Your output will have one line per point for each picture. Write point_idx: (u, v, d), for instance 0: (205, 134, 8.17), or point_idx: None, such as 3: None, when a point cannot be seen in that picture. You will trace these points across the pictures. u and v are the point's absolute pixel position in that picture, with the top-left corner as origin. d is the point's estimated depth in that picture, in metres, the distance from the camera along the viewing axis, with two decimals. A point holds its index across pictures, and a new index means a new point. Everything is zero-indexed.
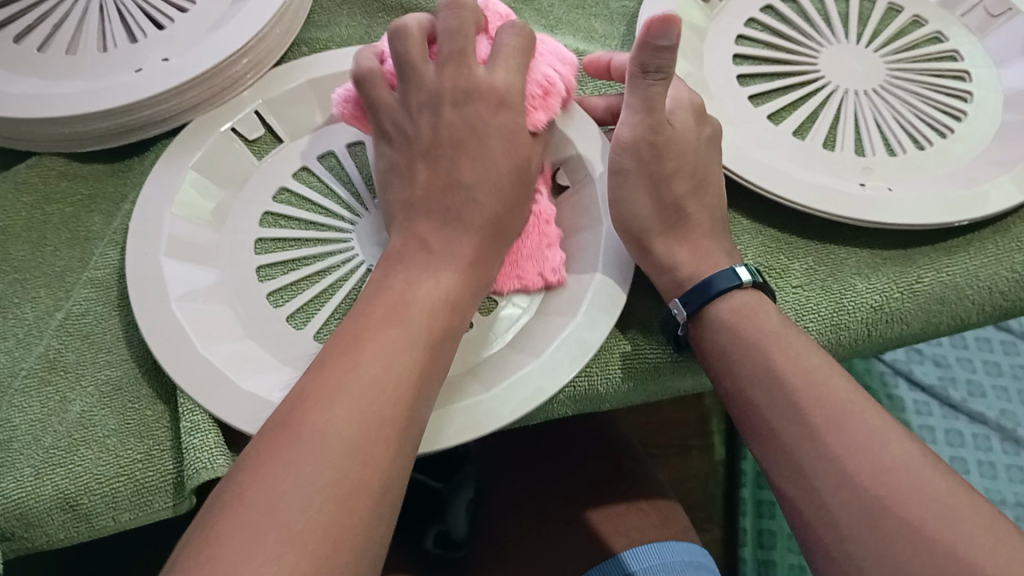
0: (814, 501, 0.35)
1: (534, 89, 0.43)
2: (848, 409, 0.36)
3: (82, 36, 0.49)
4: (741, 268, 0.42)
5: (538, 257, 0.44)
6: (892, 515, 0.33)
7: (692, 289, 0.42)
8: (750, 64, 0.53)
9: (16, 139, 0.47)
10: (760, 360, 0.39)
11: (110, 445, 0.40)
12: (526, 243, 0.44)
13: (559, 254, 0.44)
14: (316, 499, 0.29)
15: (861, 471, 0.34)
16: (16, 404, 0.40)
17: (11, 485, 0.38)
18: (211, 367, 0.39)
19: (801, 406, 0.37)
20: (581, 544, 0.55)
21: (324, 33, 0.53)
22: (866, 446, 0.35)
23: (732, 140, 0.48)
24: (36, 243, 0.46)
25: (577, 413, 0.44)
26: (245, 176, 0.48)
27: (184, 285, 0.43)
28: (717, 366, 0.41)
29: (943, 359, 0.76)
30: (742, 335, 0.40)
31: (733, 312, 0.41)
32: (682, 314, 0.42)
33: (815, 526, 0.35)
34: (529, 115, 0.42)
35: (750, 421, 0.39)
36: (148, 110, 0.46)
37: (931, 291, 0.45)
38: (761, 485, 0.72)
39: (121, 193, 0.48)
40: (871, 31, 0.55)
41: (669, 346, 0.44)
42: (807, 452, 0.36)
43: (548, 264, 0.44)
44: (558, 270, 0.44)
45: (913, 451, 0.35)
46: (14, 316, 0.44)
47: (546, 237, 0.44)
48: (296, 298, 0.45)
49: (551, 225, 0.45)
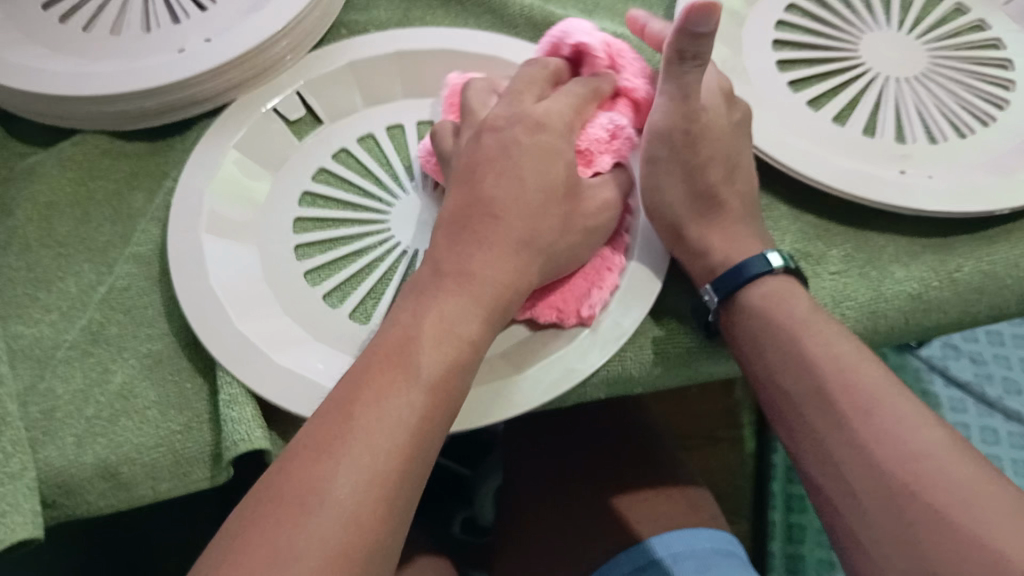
0: (842, 487, 0.35)
1: (597, 136, 0.43)
2: (879, 395, 0.36)
3: (125, 17, 0.50)
4: (772, 254, 0.42)
5: (578, 291, 0.41)
6: (920, 500, 0.33)
7: (723, 274, 0.42)
8: (789, 50, 0.53)
9: (61, 117, 0.48)
10: (792, 345, 0.39)
11: (151, 417, 0.40)
12: (577, 279, 0.42)
13: (603, 295, 0.41)
14: (309, 554, 0.29)
15: (889, 458, 0.34)
16: (59, 374, 0.41)
17: (54, 453, 0.39)
18: (248, 341, 0.40)
19: (829, 392, 0.37)
20: (610, 528, 0.55)
21: (362, 16, 0.54)
22: (895, 432, 0.35)
23: (768, 126, 0.48)
24: (79, 219, 0.47)
25: (610, 396, 0.43)
26: (284, 156, 0.49)
27: (221, 260, 0.44)
28: (747, 352, 0.41)
29: (980, 356, 0.75)
30: (770, 320, 0.40)
31: (764, 297, 0.41)
32: (713, 300, 0.42)
33: (843, 511, 0.35)
34: (592, 163, 0.43)
35: (779, 405, 0.39)
36: (190, 90, 0.47)
37: (970, 280, 0.45)
38: (791, 482, 0.74)
39: (163, 172, 0.49)
40: (913, 18, 0.54)
41: (700, 332, 0.43)
42: (836, 438, 0.36)
43: (586, 298, 0.41)
44: (593, 308, 0.41)
45: (943, 436, 0.35)
46: (58, 289, 0.44)
47: (598, 276, 0.42)
48: (332, 277, 0.45)
49: (613, 272, 0.42)
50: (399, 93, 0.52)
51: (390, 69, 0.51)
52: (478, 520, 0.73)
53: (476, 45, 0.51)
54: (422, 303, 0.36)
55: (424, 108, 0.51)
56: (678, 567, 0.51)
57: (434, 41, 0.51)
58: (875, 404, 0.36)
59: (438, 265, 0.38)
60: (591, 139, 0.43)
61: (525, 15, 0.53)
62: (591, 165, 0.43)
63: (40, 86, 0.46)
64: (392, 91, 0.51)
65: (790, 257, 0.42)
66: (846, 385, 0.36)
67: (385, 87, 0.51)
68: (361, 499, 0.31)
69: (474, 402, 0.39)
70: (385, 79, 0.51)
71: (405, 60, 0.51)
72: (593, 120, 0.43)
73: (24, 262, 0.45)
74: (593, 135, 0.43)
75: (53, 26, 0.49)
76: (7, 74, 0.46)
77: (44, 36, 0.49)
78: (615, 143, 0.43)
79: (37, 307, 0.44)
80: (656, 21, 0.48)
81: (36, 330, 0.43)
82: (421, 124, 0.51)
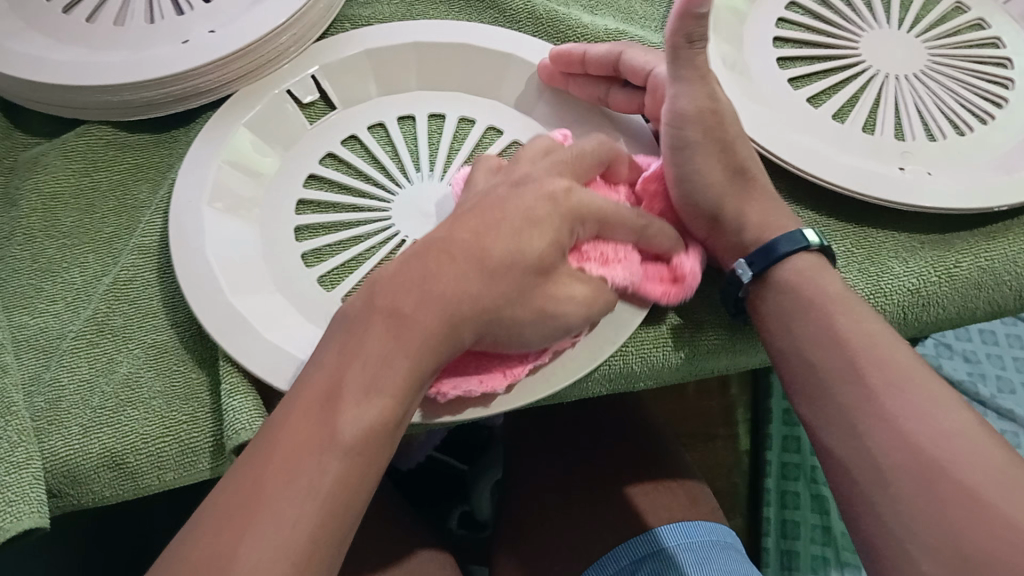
0: (866, 462, 0.36)
1: (605, 250, 0.40)
2: (904, 375, 0.37)
3: (129, 8, 0.50)
4: (808, 231, 0.42)
5: (462, 370, 0.38)
6: (948, 476, 0.34)
7: (757, 250, 0.42)
8: (790, 47, 0.53)
9: (65, 106, 0.48)
10: (824, 320, 0.39)
11: (156, 407, 0.40)
12: (472, 363, 0.39)
13: (474, 389, 0.38)
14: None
15: (918, 433, 0.35)
16: (64, 364, 0.41)
17: (59, 442, 0.40)
18: (240, 314, 0.40)
19: (860, 368, 0.37)
20: (614, 520, 0.55)
21: (366, 9, 0.54)
22: (921, 411, 0.35)
23: (773, 121, 0.48)
24: (83, 210, 0.47)
25: (612, 391, 0.44)
26: (294, 138, 0.49)
27: (219, 235, 0.44)
28: (772, 328, 0.41)
29: (973, 355, 0.76)
30: (803, 297, 0.41)
31: (799, 272, 0.41)
32: (746, 275, 0.42)
33: (863, 488, 0.36)
34: (584, 263, 0.40)
35: (802, 387, 0.39)
36: (192, 81, 0.47)
37: (969, 276, 0.45)
38: (786, 476, 0.73)
39: (167, 163, 0.49)
40: (913, 17, 0.54)
41: (728, 313, 0.44)
42: (863, 416, 0.36)
43: (457, 380, 0.38)
44: (455, 390, 0.38)
45: (968, 418, 0.35)
46: (62, 280, 0.45)
47: (490, 370, 0.39)
48: (327, 260, 0.45)
49: (504, 378, 0.39)
50: (414, 84, 0.52)
51: (405, 61, 0.51)
52: (476, 516, 0.73)
53: (488, 40, 0.51)
54: (350, 344, 0.34)
55: (435, 100, 0.51)
56: (682, 557, 0.52)
57: (448, 36, 0.51)
58: (903, 384, 0.36)
59: (384, 274, 0.36)
60: (599, 244, 0.40)
61: (528, 10, 0.53)
62: (581, 264, 0.40)
63: (46, 78, 0.46)
64: (408, 84, 0.52)
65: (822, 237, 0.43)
66: (873, 364, 0.37)
67: (400, 77, 0.52)
68: (284, 554, 0.29)
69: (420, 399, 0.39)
70: (400, 71, 0.52)
71: (423, 51, 0.51)
72: (616, 241, 0.41)
73: (28, 254, 0.45)
74: (603, 243, 0.41)
75: (57, 17, 0.49)
76: (12, 64, 0.47)
77: (48, 27, 0.49)
78: (618, 266, 0.41)
79: (42, 297, 0.44)
80: (594, 47, 0.48)
81: (40, 320, 0.43)
82: (431, 116, 0.51)
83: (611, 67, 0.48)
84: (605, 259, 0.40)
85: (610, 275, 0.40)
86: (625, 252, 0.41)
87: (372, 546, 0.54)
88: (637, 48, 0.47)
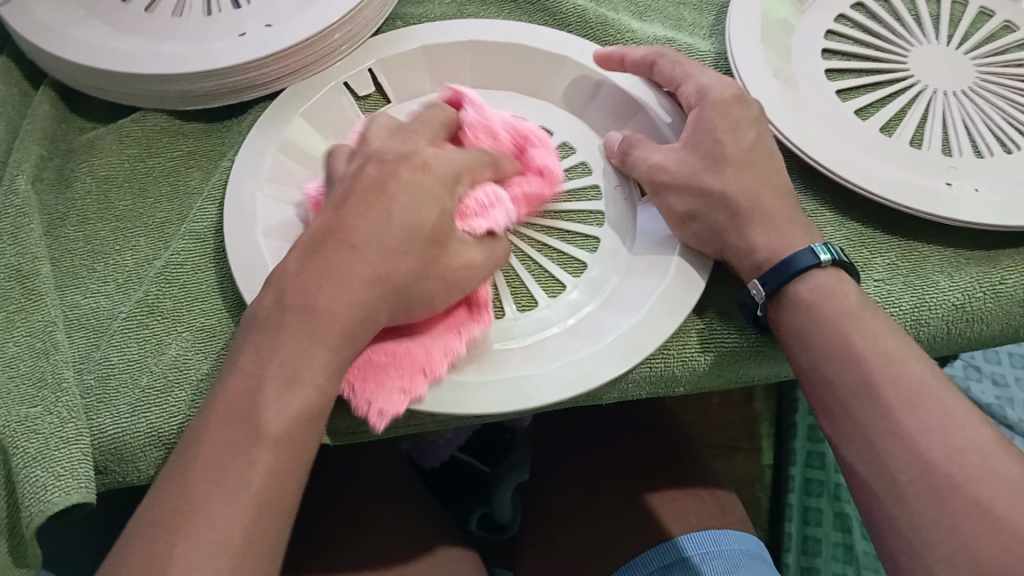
0: (885, 477, 0.36)
1: (477, 198, 0.43)
2: (926, 390, 0.37)
3: (187, 1, 0.51)
4: (819, 248, 0.41)
5: (382, 377, 0.38)
6: (963, 493, 0.34)
7: (771, 269, 0.42)
8: (838, 60, 0.54)
9: (124, 94, 0.49)
10: (835, 336, 0.39)
11: (202, 389, 0.41)
12: (395, 370, 0.39)
13: (401, 401, 0.38)
14: None
15: (936, 450, 0.35)
16: (114, 344, 0.42)
17: (107, 420, 0.40)
18: None
19: (878, 384, 0.37)
20: (639, 525, 0.55)
21: (418, 9, 0.54)
22: (940, 427, 0.36)
23: (817, 130, 0.49)
24: (137, 195, 0.48)
25: (651, 395, 0.44)
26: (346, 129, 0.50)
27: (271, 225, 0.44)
28: (790, 343, 0.41)
29: (1002, 378, 0.75)
30: (819, 312, 0.40)
31: (813, 291, 0.41)
32: (760, 294, 0.42)
33: (882, 503, 0.36)
34: (467, 212, 0.42)
35: (823, 399, 0.39)
36: (249, 73, 0.47)
37: (1014, 293, 0.45)
38: (809, 492, 0.73)
39: (220, 152, 0.49)
40: (962, 33, 0.54)
41: (749, 329, 0.44)
42: (881, 429, 0.37)
43: (381, 398, 0.38)
44: (383, 409, 0.38)
45: (989, 436, 0.36)
46: (115, 262, 0.45)
47: (412, 376, 0.39)
48: None
49: (427, 379, 0.39)
50: (468, 81, 0.53)
51: (460, 58, 0.52)
52: (496, 518, 0.73)
53: (546, 42, 0.52)
54: None
55: (488, 98, 0.53)
56: (706, 567, 0.52)
57: (505, 35, 0.52)
58: (923, 399, 0.36)
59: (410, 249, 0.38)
60: (473, 198, 0.43)
61: (578, 14, 0.54)
62: (464, 220, 0.42)
63: (108, 66, 0.47)
64: (462, 81, 0.53)
65: (840, 252, 0.42)
66: (894, 381, 0.37)
67: (455, 74, 0.52)
68: None
69: (445, 390, 0.39)
70: (455, 68, 0.52)
71: (479, 49, 0.52)
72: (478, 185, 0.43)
73: (82, 235, 0.46)
74: (474, 196, 0.43)
75: (117, 6, 0.51)
76: (73, 51, 0.47)
77: (109, 15, 0.50)
78: (494, 211, 0.43)
79: (95, 278, 0.45)
80: (634, 51, 0.49)
81: (92, 300, 0.44)
82: None
83: (647, 73, 0.49)
84: (481, 208, 0.43)
85: (491, 220, 0.42)
86: (495, 199, 0.43)
87: (392, 538, 0.54)
88: (669, 56, 0.48)
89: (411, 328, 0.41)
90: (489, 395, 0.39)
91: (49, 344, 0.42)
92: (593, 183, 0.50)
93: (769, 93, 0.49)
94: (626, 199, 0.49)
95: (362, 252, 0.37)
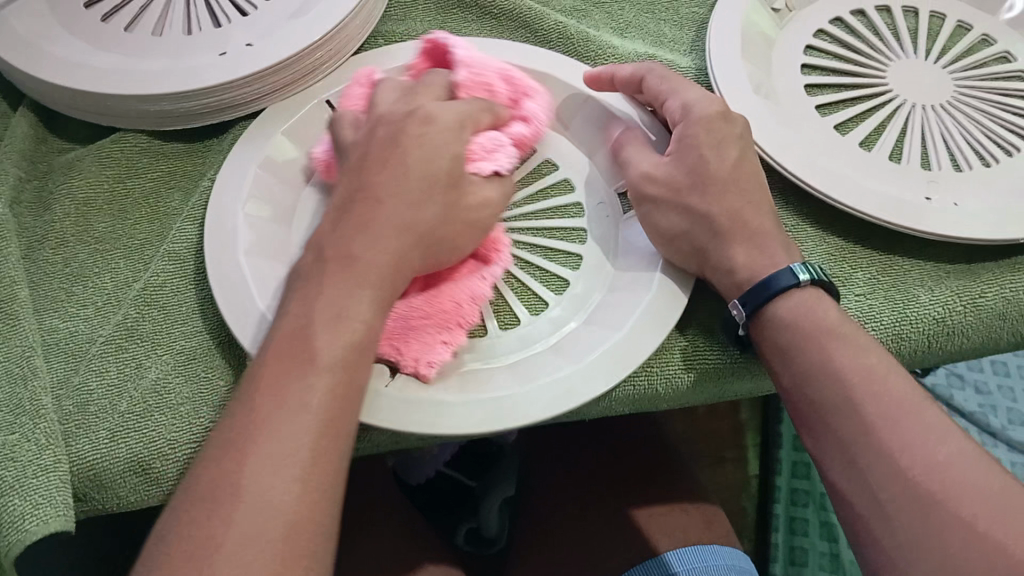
0: (867, 493, 0.36)
1: (483, 142, 0.43)
2: (906, 406, 0.37)
3: (166, 19, 0.51)
4: (799, 267, 0.41)
5: (421, 335, 0.41)
6: (943, 511, 0.34)
7: (751, 288, 0.41)
8: (818, 74, 0.54)
9: (103, 114, 0.48)
10: (817, 352, 0.39)
11: (182, 412, 0.40)
12: (429, 326, 0.41)
13: (445, 353, 0.41)
14: None
15: (916, 466, 0.35)
16: (92, 368, 0.42)
17: (86, 446, 0.40)
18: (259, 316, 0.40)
19: (859, 400, 0.37)
20: (625, 539, 0.55)
21: (399, 26, 0.55)
22: (921, 443, 0.36)
23: (797, 145, 0.49)
24: (116, 216, 0.47)
25: (636, 411, 0.44)
26: None
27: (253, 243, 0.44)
28: (772, 360, 0.41)
29: (984, 386, 0.76)
30: (801, 330, 0.40)
31: (794, 310, 0.41)
32: (741, 313, 0.42)
33: (866, 518, 0.36)
34: (475, 155, 0.43)
35: (806, 415, 0.39)
36: (229, 93, 0.47)
37: (994, 306, 0.45)
38: (795, 502, 0.73)
39: (200, 172, 0.49)
40: (940, 47, 0.55)
41: (732, 346, 0.44)
42: (862, 446, 0.37)
43: (427, 353, 0.41)
44: (431, 362, 0.41)
45: (969, 451, 0.36)
46: (93, 284, 0.45)
47: (450, 330, 0.42)
48: None
49: (461, 329, 0.42)
50: None
51: None
52: (483, 532, 0.73)
53: (529, 60, 0.52)
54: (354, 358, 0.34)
55: None
56: None
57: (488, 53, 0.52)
58: (904, 415, 0.36)
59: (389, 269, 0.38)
60: (480, 140, 0.43)
61: (559, 30, 0.54)
62: (473, 164, 0.43)
63: (88, 87, 0.46)
64: None
65: (820, 272, 0.42)
66: (874, 397, 0.37)
67: None
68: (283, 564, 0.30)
69: (426, 408, 0.39)
70: None
71: None
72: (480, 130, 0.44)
73: (61, 258, 0.46)
74: (482, 139, 0.43)
75: (95, 25, 0.50)
76: (52, 71, 0.47)
77: (88, 34, 0.50)
78: (501, 155, 0.43)
79: (73, 301, 0.44)
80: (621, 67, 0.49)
81: (71, 324, 0.44)
82: None
83: (635, 90, 0.49)
84: (490, 152, 0.43)
85: (497, 164, 0.43)
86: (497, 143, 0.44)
87: (380, 556, 0.54)
88: (656, 71, 0.48)
89: (434, 282, 0.43)
90: (472, 414, 0.39)
91: (27, 369, 0.41)
92: (577, 201, 0.50)
93: (749, 108, 0.50)
94: (610, 216, 0.49)
95: (361, 265, 0.37)
